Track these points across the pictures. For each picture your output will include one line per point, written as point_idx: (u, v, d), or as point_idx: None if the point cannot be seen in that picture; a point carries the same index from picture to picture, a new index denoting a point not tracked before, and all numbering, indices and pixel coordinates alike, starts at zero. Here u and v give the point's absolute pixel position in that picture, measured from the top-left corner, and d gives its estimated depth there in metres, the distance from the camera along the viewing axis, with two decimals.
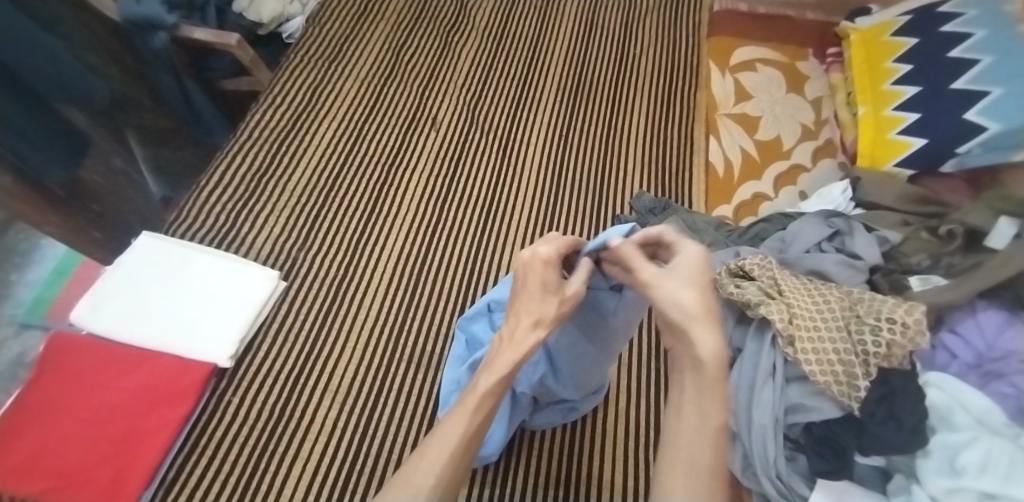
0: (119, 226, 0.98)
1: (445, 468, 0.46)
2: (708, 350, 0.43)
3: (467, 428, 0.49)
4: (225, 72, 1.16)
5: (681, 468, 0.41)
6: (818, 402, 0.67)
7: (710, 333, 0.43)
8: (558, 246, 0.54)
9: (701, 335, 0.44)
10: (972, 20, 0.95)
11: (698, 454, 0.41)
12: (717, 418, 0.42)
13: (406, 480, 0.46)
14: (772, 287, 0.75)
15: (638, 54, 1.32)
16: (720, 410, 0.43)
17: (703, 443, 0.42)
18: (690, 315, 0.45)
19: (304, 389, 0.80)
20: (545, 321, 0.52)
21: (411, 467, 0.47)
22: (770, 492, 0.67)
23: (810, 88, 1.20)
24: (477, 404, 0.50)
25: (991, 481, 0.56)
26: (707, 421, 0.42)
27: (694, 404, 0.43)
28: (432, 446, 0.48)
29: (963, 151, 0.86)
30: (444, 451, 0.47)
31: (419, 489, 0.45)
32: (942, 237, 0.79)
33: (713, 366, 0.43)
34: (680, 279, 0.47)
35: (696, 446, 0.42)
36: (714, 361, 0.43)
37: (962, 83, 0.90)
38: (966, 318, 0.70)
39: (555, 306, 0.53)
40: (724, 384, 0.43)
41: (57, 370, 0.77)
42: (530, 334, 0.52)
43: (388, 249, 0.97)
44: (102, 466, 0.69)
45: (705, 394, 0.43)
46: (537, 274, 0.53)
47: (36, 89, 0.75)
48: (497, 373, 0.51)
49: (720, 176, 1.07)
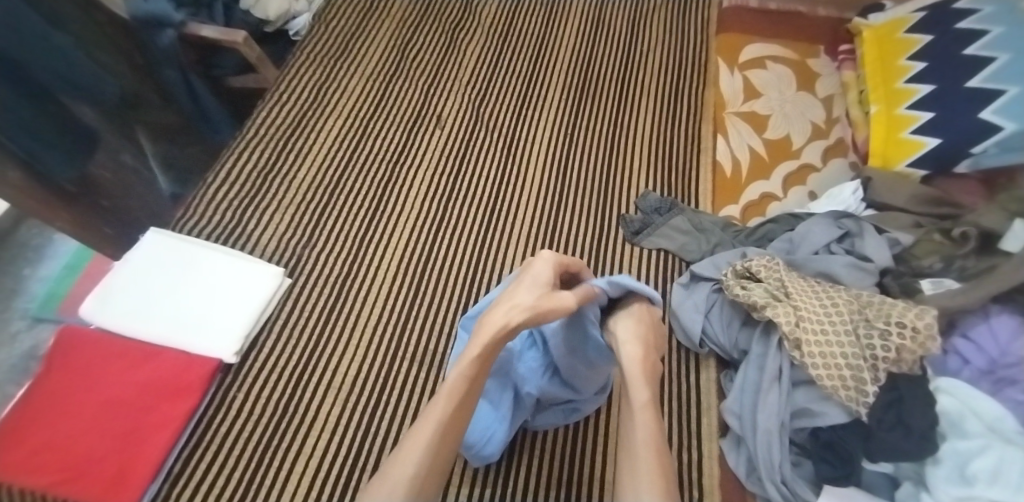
0: (129, 222, 0.99)
1: (423, 458, 0.51)
2: (628, 358, 0.62)
3: (441, 416, 0.54)
4: (232, 70, 1.16)
5: (629, 446, 0.56)
6: (825, 406, 0.66)
7: (631, 345, 0.62)
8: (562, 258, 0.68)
9: (628, 349, 0.62)
10: (989, 16, 0.93)
11: (636, 432, 0.56)
12: (641, 399, 0.58)
13: (386, 473, 0.51)
14: (779, 289, 0.74)
15: (646, 50, 1.31)
16: (644, 393, 0.59)
17: (640, 423, 0.56)
18: (620, 338, 0.63)
19: (308, 386, 0.80)
20: (520, 306, 0.61)
21: (392, 461, 0.52)
22: (775, 496, 0.65)
23: (821, 86, 1.18)
24: (449, 392, 0.55)
25: (1003, 491, 0.55)
26: (637, 405, 0.58)
27: (627, 396, 0.60)
28: (410, 441, 0.53)
29: (978, 151, 0.84)
30: (422, 439, 0.52)
31: (398, 482, 0.50)
32: (955, 239, 0.78)
33: (632, 365, 0.61)
34: (620, 318, 0.66)
35: (637, 426, 0.56)
36: (633, 362, 0.61)
37: (978, 81, 0.88)
38: (979, 323, 0.68)
39: (536, 295, 0.62)
40: (646, 378, 0.60)
41: (63, 365, 0.77)
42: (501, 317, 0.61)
43: (393, 247, 0.97)
44: (108, 461, 0.69)
45: (629, 385, 0.60)
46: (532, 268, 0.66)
47: (46, 87, 0.75)
48: (470, 358, 0.58)
49: (728, 175, 1.05)
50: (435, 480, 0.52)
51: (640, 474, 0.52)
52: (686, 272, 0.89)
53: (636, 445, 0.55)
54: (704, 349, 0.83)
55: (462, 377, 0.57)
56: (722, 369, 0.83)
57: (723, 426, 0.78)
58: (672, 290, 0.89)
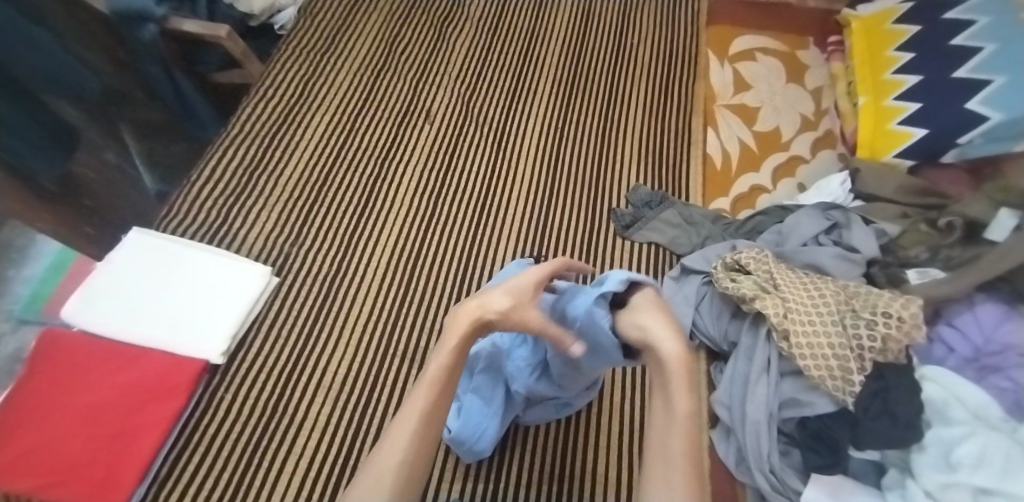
0: (113, 222, 0.98)
1: (410, 446, 0.51)
2: (670, 356, 0.52)
3: (427, 406, 0.53)
4: (216, 65, 1.15)
5: (661, 456, 0.49)
6: (813, 396, 0.67)
7: (670, 340, 0.53)
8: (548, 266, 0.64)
9: (666, 344, 0.53)
10: (976, 6, 0.93)
11: (672, 441, 0.49)
12: (684, 409, 0.50)
13: (373, 462, 0.50)
14: (767, 282, 0.75)
15: (636, 43, 1.30)
16: (686, 403, 0.50)
17: (676, 434, 0.49)
18: (655, 334, 0.54)
19: (297, 386, 0.80)
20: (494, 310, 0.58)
21: (377, 452, 0.52)
22: (763, 486, 0.66)
23: (810, 78, 1.19)
24: (432, 381, 0.55)
25: (985, 477, 0.55)
26: (676, 413, 0.50)
27: (665, 400, 0.52)
28: (394, 430, 0.52)
29: (964, 142, 0.85)
30: (406, 428, 0.52)
31: (385, 473, 0.49)
32: (941, 229, 0.79)
33: (674, 365, 0.52)
34: (638, 310, 0.57)
35: (672, 436, 0.49)
36: (675, 362, 0.52)
37: (964, 72, 0.88)
38: (964, 311, 0.69)
39: (510, 300, 0.58)
40: (688, 381, 0.52)
41: (51, 367, 0.77)
42: (468, 318, 0.58)
43: (382, 245, 0.96)
44: (95, 463, 0.69)
45: (670, 388, 0.51)
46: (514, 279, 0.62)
47: (24, 84, 0.74)
48: (448, 349, 0.56)
49: (717, 168, 1.05)
50: (421, 471, 0.51)
51: (671, 491, 0.46)
52: (676, 266, 0.89)
53: (670, 455, 0.48)
54: (694, 341, 0.84)
55: (442, 368, 0.56)
56: (712, 361, 0.84)
57: (713, 418, 0.79)
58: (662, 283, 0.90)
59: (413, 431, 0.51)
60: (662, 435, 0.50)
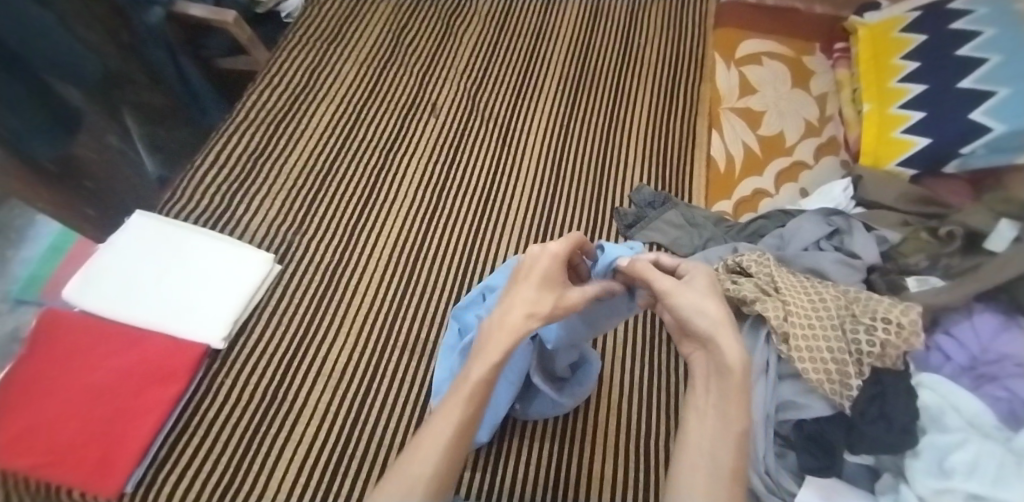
0: (113, 205, 0.98)
1: (442, 458, 0.45)
2: (734, 358, 0.47)
3: (461, 417, 0.47)
4: (222, 51, 1.16)
5: (705, 467, 0.43)
6: (810, 399, 0.67)
7: (735, 343, 0.48)
8: (568, 243, 0.58)
9: (725, 343, 0.48)
10: (982, 17, 0.94)
11: (719, 454, 0.43)
12: (739, 424, 0.44)
13: (400, 471, 0.45)
14: (769, 285, 0.74)
15: (644, 42, 1.30)
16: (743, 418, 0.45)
17: (726, 447, 0.43)
18: (713, 328, 0.49)
19: (297, 373, 0.80)
20: (538, 314, 0.52)
21: (408, 457, 0.46)
22: (759, 487, 0.66)
23: (816, 84, 1.19)
24: (469, 394, 0.48)
25: (980, 484, 0.55)
26: (732, 425, 0.44)
27: (722, 409, 0.45)
28: (428, 436, 0.46)
29: (967, 152, 0.85)
30: (439, 439, 0.46)
31: (418, 479, 0.43)
32: (942, 238, 0.79)
33: (738, 373, 0.46)
34: (700, 293, 0.52)
35: (717, 439, 0.44)
36: (737, 370, 0.46)
37: (969, 82, 0.88)
38: (961, 320, 0.70)
39: (550, 300, 0.54)
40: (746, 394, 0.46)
41: (48, 346, 0.75)
42: (523, 323, 0.51)
43: (385, 236, 0.96)
44: (92, 444, 0.68)
45: (729, 395, 0.45)
46: (542, 266, 0.55)
47: (19, 55, 0.72)
48: (491, 359, 0.50)
49: (721, 171, 1.06)
50: (453, 476, 0.46)
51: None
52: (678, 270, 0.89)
53: (718, 466, 0.42)
54: None
55: (484, 380, 0.49)
56: None
57: None
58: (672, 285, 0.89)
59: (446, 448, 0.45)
60: (704, 443, 0.44)
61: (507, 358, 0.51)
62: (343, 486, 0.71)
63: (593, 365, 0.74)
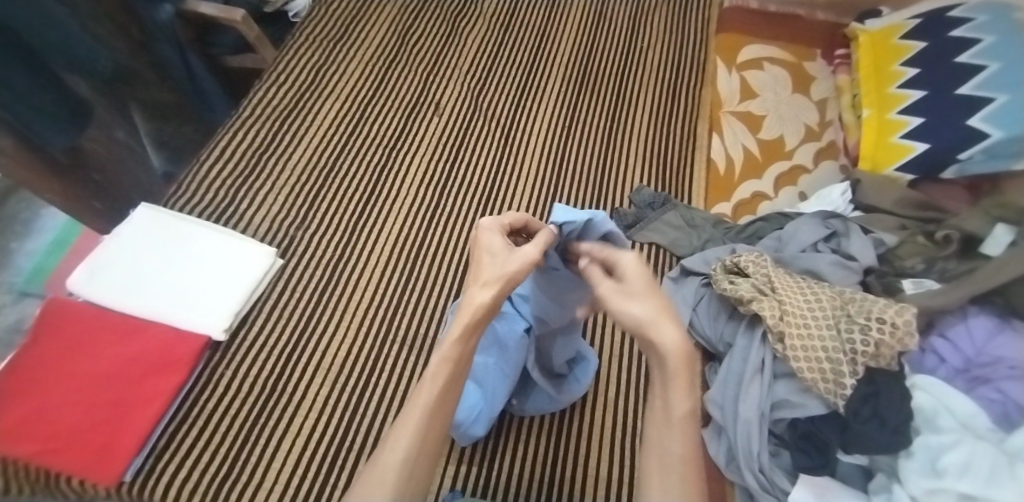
0: (120, 198, 1.00)
1: (411, 445, 0.44)
2: (668, 347, 0.45)
3: (430, 398, 0.46)
4: (230, 48, 1.16)
5: (658, 459, 0.43)
6: (805, 398, 0.68)
7: (667, 330, 0.46)
8: (501, 218, 0.60)
9: (661, 337, 0.46)
10: (981, 25, 0.94)
11: (667, 445, 0.44)
12: (683, 408, 0.44)
13: (371, 467, 0.44)
14: (765, 284, 0.75)
15: (646, 46, 1.32)
16: (687, 401, 0.44)
17: (674, 435, 0.44)
18: (645, 328, 0.47)
19: (297, 366, 0.81)
20: (490, 280, 0.52)
21: (379, 451, 0.45)
22: (752, 484, 0.67)
23: (816, 89, 1.20)
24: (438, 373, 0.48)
25: (971, 484, 0.56)
26: (675, 412, 0.44)
27: (663, 396, 0.45)
28: (397, 427, 0.46)
29: (964, 158, 0.86)
30: (410, 425, 0.45)
31: (390, 469, 0.43)
32: (938, 242, 0.80)
33: (673, 360, 0.44)
34: (630, 293, 0.50)
35: (667, 427, 0.44)
36: (675, 358, 0.45)
37: (968, 88, 0.89)
38: (957, 323, 0.70)
39: (502, 266, 0.54)
40: (691, 375, 0.45)
41: (52, 335, 0.76)
42: (481, 293, 0.51)
43: (386, 232, 0.98)
44: (93, 432, 0.69)
45: (669, 385, 0.45)
46: (483, 241, 0.57)
47: (31, 47, 0.73)
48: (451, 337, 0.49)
49: (720, 173, 1.06)
50: (430, 465, 0.45)
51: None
52: (676, 267, 0.91)
53: (668, 457, 0.43)
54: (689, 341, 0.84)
55: (446, 357, 0.49)
56: (707, 362, 0.84)
57: (706, 417, 0.79)
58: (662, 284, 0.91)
59: (419, 433, 0.45)
60: (657, 432, 0.45)
61: (471, 332, 0.50)
62: (340, 478, 0.72)
63: (591, 362, 0.76)
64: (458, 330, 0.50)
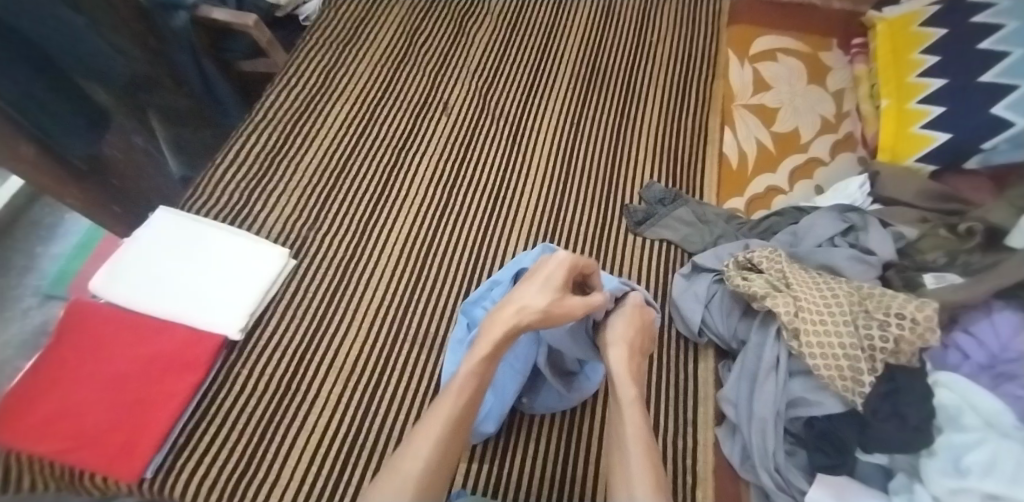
0: (139, 201, 1.02)
1: (433, 452, 0.49)
2: (614, 358, 0.63)
3: (451, 412, 0.53)
4: (243, 54, 1.19)
5: (618, 444, 0.55)
6: (821, 396, 0.66)
7: (618, 345, 0.64)
8: (577, 255, 0.65)
9: (616, 349, 0.63)
10: (1005, 10, 0.90)
11: (623, 429, 0.56)
12: (628, 396, 0.58)
13: (392, 470, 0.48)
14: (780, 280, 0.74)
15: (657, 38, 1.30)
16: (632, 390, 0.59)
17: (627, 421, 0.56)
18: (609, 340, 0.65)
19: (310, 364, 0.82)
20: (528, 308, 0.60)
21: (396, 461, 0.50)
22: (767, 483, 0.66)
23: (832, 80, 1.17)
24: (459, 389, 0.55)
25: (996, 483, 0.54)
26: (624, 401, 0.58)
27: (615, 393, 0.60)
28: (419, 435, 0.51)
29: (989, 147, 0.83)
30: (430, 435, 0.51)
31: (409, 475, 0.47)
32: (960, 235, 0.77)
33: (620, 361, 0.62)
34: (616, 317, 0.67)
35: (618, 413, 0.58)
36: (622, 363, 0.62)
37: (990, 76, 0.86)
38: (982, 319, 0.67)
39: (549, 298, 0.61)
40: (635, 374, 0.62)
41: (73, 338, 0.77)
42: (510, 317, 0.60)
43: (396, 232, 0.98)
44: (114, 431, 0.71)
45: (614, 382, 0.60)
46: (550, 269, 0.64)
47: (49, 55, 0.75)
48: (480, 354, 0.58)
49: (733, 168, 1.05)
50: (446, 474, 0.50)
51: (633, 472, 0.51)
52: (687, 263, 0.89)
53: (623, 438, 0.55)
54: (702, 339, 0.83)
55: (471, 374, 0.56)
56: (721, 360, 0.83)
57: (720, 415, 0.78)
58: (673, 281, 0.89)
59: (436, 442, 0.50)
60: (616, 426, 0.57)
61: None
62: (353, 475, 0.72)
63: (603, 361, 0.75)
64: (483, 351, 0.58)
